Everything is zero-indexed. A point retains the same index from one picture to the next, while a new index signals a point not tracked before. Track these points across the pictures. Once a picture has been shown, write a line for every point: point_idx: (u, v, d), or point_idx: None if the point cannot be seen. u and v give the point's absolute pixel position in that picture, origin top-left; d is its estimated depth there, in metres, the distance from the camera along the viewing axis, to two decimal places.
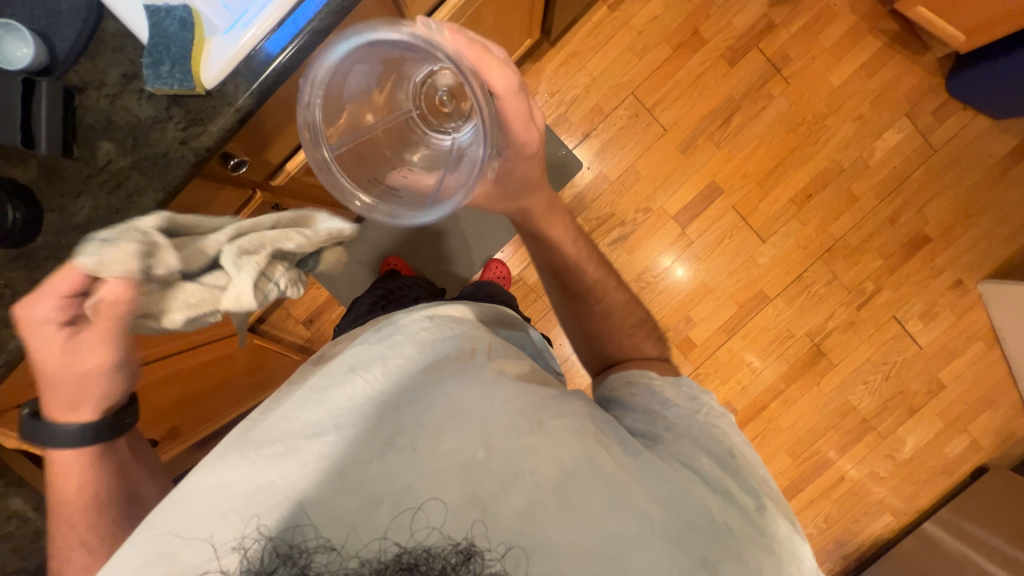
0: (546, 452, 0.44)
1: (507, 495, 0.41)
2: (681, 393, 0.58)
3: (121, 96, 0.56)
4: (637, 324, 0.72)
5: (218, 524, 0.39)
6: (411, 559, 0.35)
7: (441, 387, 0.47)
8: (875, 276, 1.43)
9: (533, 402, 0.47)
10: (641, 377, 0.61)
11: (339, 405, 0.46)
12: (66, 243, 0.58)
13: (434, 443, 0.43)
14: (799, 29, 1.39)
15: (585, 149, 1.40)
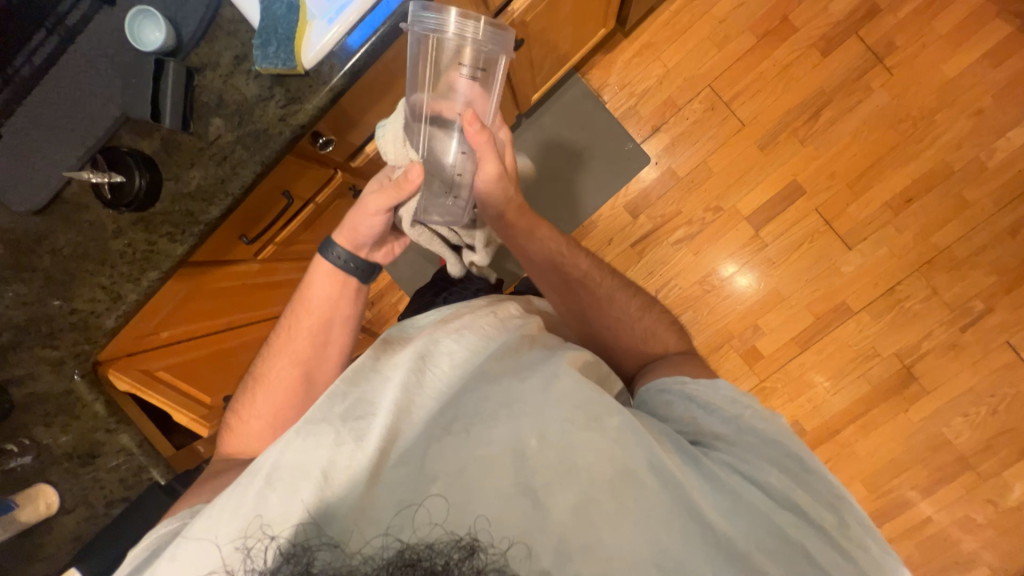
0: (600, 452, 0.43)
1: (554, 488, 0.42)
2: (720, 396, 0.54)
3: (232, 77, 0.62)
4: (643, 305, 0.70)
5: (231, 520, 0.40)
6: (411, 556, 0.35)
7: (502, 382, 0.47)
8: (987, 293, 1.25)
9: (587, 394, 0.46)
10: (673, 386, 0.57)
11: (407, 390, 0.47)
12: (178, 209, 0.64)
13: (487, 430, 0.43)
14: (909, 14, 1.25)
15: (654, 144, 1.34)
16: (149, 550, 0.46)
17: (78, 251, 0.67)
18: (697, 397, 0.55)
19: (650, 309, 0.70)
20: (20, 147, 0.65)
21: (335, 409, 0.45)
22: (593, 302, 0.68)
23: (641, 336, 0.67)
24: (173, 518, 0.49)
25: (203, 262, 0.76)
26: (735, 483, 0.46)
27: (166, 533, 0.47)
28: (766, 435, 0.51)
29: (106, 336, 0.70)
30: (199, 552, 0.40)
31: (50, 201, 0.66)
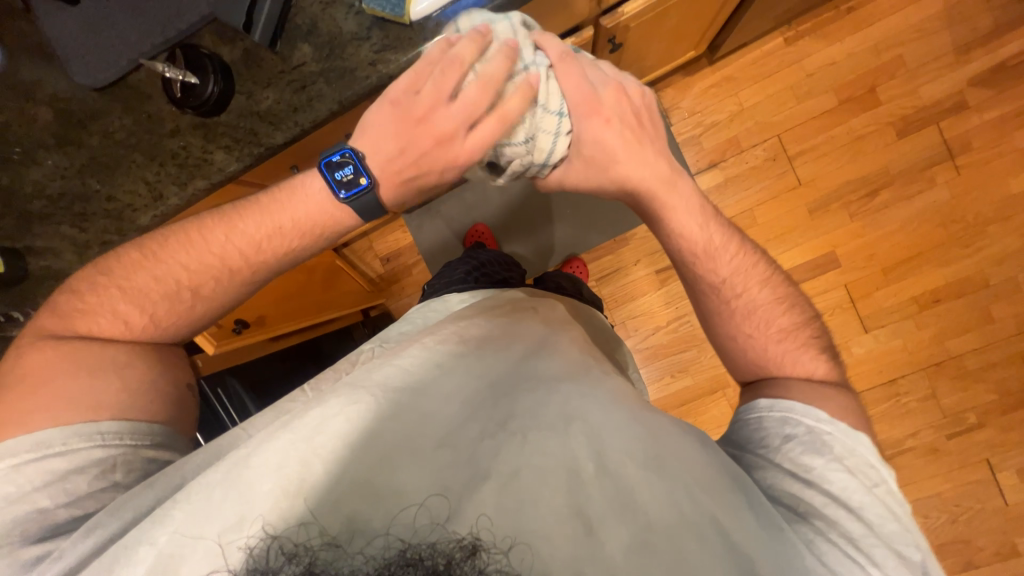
0: (655, 489, 0.41)
1: (608, 519, 0.39)
2: (856, 463, 0.48)
3: (332, 7, 0.59)
4: (791, 321, 0.59)
5: (251, 495, 0.38)
6: (414, 555, 0.32)
7: (559, 393, 0.47)
8: (982, 409, 1.27)
9: (651, 434, 0.46)
10: (797, 423, 0.51)
11: (459, 380, 0.47)
12: (243, 126, 0.63)
13: (542, 438, 0.42)
14: (993, 119, 1.23)
15: (707, 179, 1.33)
16: (60, 477, 0.47)
17: (131, 140, 0.65)
18: (834, 447, 0.48)
19: (800, 331, 0.58)
20: (98, 19, 0.62)
21: (382, 385, 0.45)
22: (718, 309, 0.60)
23: (778, 358, 0.57)
24: (77, 433, 0.49)
25: (249, 183, 0.75)
26: (839, 548, 0.43)
27: (79, 456, 0.48)
28: (897, 516, 0.46)
29: (137, 233, 0.68)
30: (195, 555, 0.36)
31: (114, 82, 0.63)
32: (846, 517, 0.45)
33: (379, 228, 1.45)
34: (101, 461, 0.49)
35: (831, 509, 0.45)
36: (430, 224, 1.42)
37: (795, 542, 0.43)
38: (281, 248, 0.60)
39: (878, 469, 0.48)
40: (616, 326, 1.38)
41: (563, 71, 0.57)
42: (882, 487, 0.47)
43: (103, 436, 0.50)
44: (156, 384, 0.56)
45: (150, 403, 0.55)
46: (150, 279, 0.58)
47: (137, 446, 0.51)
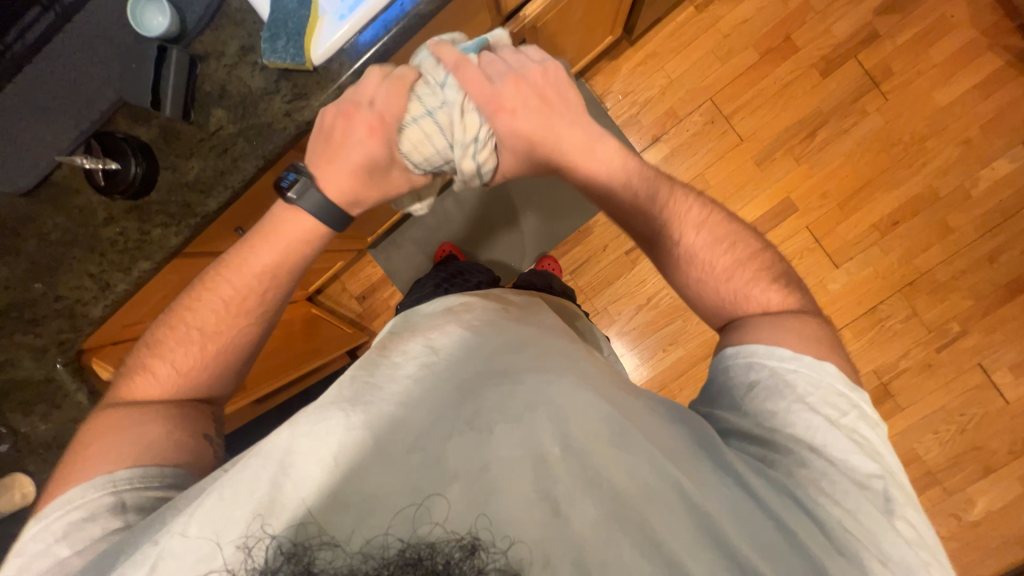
0: (623, 462, 0.42)
1: (576, 499, 0.40)
2: (822, 395, 0.51)
3: (237, 68, 0.61)
4: (743, 258, 0.62)
5: (229, 518, 0.38)
6: (412, 555, 0.35)
7: (526, 380, 0.46)
8: (963, 316, 1.30)
9: (618, 410, 0.46)
10: (761, 364, 0.53)
11: (427, 384, 0.46)
12: (175, 200, 0.63)
13: (510, 430, 0.42)
14: (905, 41, 1.28)
15: (653, 153, 1.35)
16: (77, 523, 0.46)
17: (67, 237, 0.65)
18: (797, 385, 0.51)
19: (745, 264, 0.61)
20: (9, 125, 0.62)
21: (353, 399, 0.44)
22: (670, 263, 0.64)
23: (732, 296, 0.61)
24: (90, 486, 0.49)
25: (197, 252, 0.75)
26: (809, 484, 0.46)
27: (94, 504, 0.48)
28: (862, 445, 0.48)
29: (93, 325, 0.67)
30: (187, 552, 0.38)
31: (38, 183, 0.63)
32: (811, 455, 0.47)
33: (349, 268, 1.45)
34: (111, 506, 0.48)
35: (796, 446, 0.48)
36: (398, 254, 1.42)
37: (761, 491, 0.45)
38: (266, 271, 0.63)
39: (845, 397, 0.51)
40: (600, 313, 1.39)
41: (464, 79, 0.58)
42: (849, 416, 0.50)
43: (115, 483, 0.49)
44: (166, 430, 0.54)
45: (154, 448, 0.52)
46: (160, 360, 0.60)
47: (146, 488, 0.49)
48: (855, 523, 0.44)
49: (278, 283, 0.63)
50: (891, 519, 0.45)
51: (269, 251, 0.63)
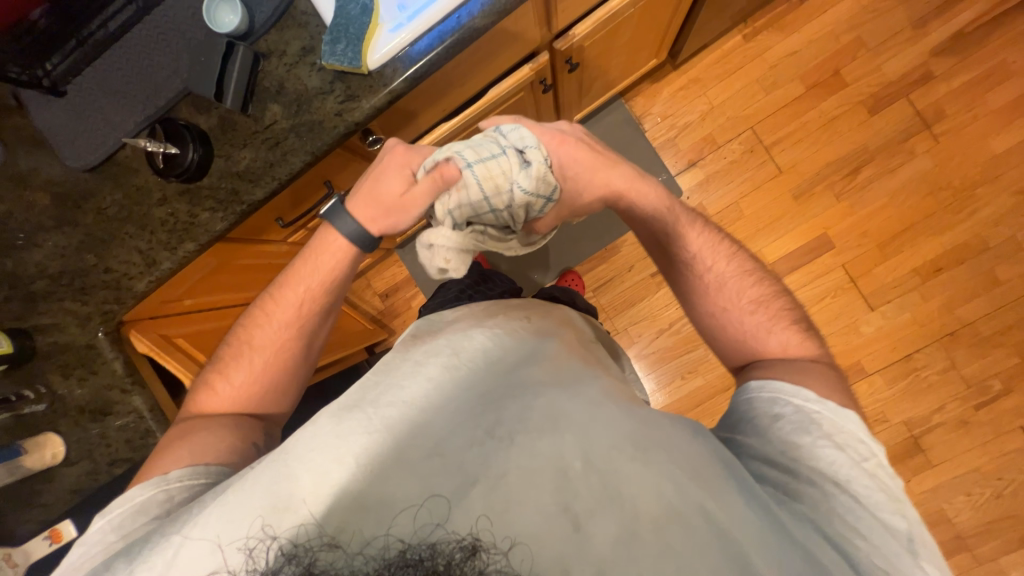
0: (645, 480, 0.41)
1: (596, 513, 0.39)
2: (846, 434, 0.49)
3: (296, 67, 0.64)
4: (762, 297, 0.62)
5: (247, 513, 0.39)
6: (412, 557, 0.32)
7: (546, 394, 0.46)
8: (1006, 374, 1.23)
9: (637, 427, 0.45)
10: (788, 399, 0.51)
11: (447, 389, 0.46)
12: (224, 186, 0.66)
13: (530, 443, 0.41)
14: (962, 84, 1.24)
15: (688, 178, 1.34)
16: (129, 517, 0.49)
17: (122, 213, 0.69)
18: (823, 424, 0.49)
19: (772, 302, 0.61)
20: (85, 107, 0.67)
21: (374, 403, 0.45)
22: (694, 294, 0.64)
23: (753, 331, 0.60)
24: (146, 484, 0.51)
25: (239, 238, 0.79)
26: (834, 517, 0.44)
27: (145, 499, 0.50)
28: (887, 489, 0.46)
29: (135, 299, 0.71)
30: (205, 542, 0.39)
31: (102, 161, 0.67)
32: (836, 491, 0.45)
33: (375, 266, 1.48)
34: (161, 503, 0.50)
35: (824, 484, 0.46)
36: None
37: (786, 522, 0.43)
38: (315, 295, 0.65)
39: (868, 444, 0.49)
40: (620, 333, 1.38)
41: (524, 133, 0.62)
42: (869, 463, 0.47)
43: (167, 481, 0.51)
44: (218, 437, 0.57)
45: (204, 448, 0.55)
46: (214, 374, 0.63)
47: (192, 486, 0.52)
48: (885, 561, 0.43)
49: (326, 304, 0.65)
50: (919, 562, 0.43)
51: (314, 278, 0.65)
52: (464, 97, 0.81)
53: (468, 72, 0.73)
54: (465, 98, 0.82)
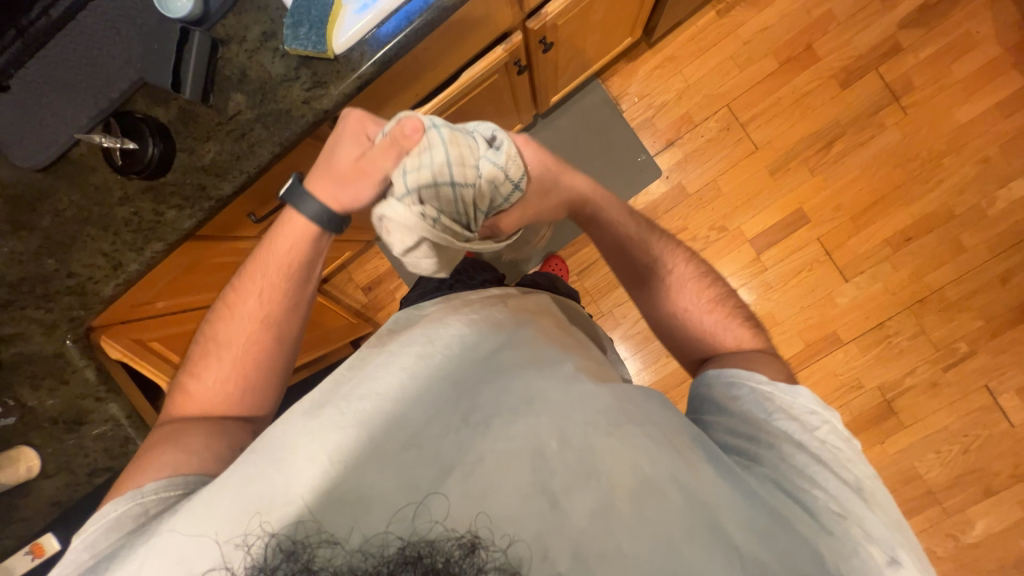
0: (620, 454, 0.42)
1: (574, 489, 0.39)
2: (800, 404, 0.50)
3: (258, 53, 0.61)
4: (716, 298, 0.66)
5: (222, 517, 0.38)
6: (413, 552, 0.32)
7: (521, 377, 0.46)
8: (972, 337, 1.29)
9: (611, 404, 0.45)
10: (746, 380, 0.53)
11: (423, 379, 0.45)
12: (190, 182, 0.63)
13: (506, 426, 0.42)
14: (929, 55, 1.27)
15: (666, 158, 1.35)
16: (104, 533, 0.47)
17: (81, 214, 0.65)
18: (776, 398, 0.51)
19: (724, 302, 0.66)
20: (32, 103, 0.63)
21: (347, 396, 0.44)
22: (657, 299, 0.68)
23: (711, 329, 0.64)
24: (121, 499, 0.49)
25: (210, 235, 0.76)
26: (788, 474, 0.46)
27: (120, 514, 0.48)
28: (835, 450, 0.48)
29: (103, 304, 0.68)
30: (180, 548, 0.38)
31: (55, 160, 0.64)
32: (790, 450, 0.48)
33: (356, 259, 1.45)
34: (136, 516, 0.47)
35: (781, 444, 0.48)
36: None
37: (749, 484, 0.45)
38: (279, 282, 0.63)
39: (820, 413, 0.50)
40: (605, 315, 1.39)
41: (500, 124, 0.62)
42: (819, 430, 0.49)
43: (143, 494, 0.49)
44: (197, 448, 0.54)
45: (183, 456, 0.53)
46: (191, 371, 0.62)
47: (169, 497, 0.49)
48: (840, 506, 0.44)
49: (291, 290, 0.63)
50: (871, 505, 0.45)
51: (272, 265, 0.63)
52: (437, 82, 0.79)
53: (439, 55, 0.71)
54: (438, 83, 0.80)
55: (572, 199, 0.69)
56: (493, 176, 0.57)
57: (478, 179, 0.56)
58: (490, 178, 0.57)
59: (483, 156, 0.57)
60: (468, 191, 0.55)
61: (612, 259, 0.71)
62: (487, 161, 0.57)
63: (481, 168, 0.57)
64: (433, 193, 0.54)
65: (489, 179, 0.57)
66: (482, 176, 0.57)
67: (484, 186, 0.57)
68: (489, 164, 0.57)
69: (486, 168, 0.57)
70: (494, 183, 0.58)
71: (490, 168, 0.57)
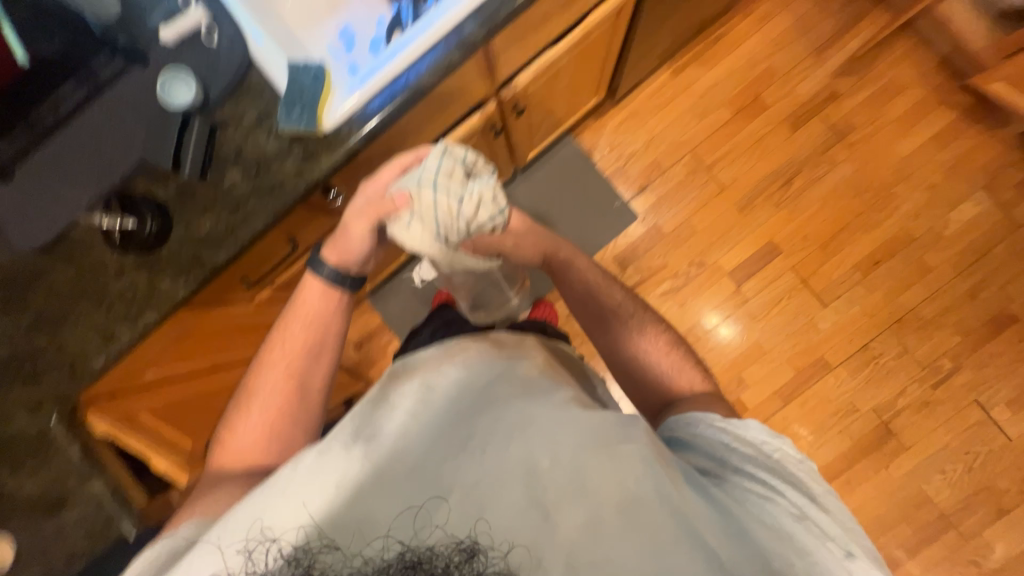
0: (610, 471, 0.42)
1: (565, 504, 0.40)
2: (753, 438, 0.53)
3: (253, 133, 0.66)
4: (669, 345, 0.71)
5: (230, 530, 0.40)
6: (412, 557, 0.36)
7: (515, 405, 0.47)
8: (953, 353, 1.32)
9: (603, 424, 0.46)
10: (703, 422, 0.55)
11: (424, 412, 0.47)
12: (185, 252, 0.66)
13: (501, 449, 0.43)
14: (865, 98, 1.40)
15: (640, 202, 1.43)
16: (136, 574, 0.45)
17: (76, 290, 0.67)
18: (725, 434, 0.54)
19: (677, 348, 0.71)
20: (32, 187, 0.66)
21: (352, 429, 0.45)
22: (619, 345, 0.72)
23: (667, 372, 0.68)
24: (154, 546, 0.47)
25: (203, 303, 0.78)
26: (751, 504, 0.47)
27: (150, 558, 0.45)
28: (785, 473, 0.50)
29: (91, 377, 0.68)
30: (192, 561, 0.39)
31: (53, 241, 0.66)
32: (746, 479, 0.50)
33: None
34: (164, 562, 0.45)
35: (741, 468, 0.51)
36: (396, 301, 1.45)
37: (721, 501, 0.47)
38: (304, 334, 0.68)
39: (770, 443, 0.53)
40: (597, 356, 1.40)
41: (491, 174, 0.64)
42: (772, 456, 0.51)
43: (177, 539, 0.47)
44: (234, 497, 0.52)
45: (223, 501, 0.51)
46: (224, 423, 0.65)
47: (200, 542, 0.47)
48: (801, 513, 0.47)
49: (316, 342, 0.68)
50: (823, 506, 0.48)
51: (299, 318, 0.69)
52: None
53: (421, 125, 0.78)
54: None
55: (546, 247, 0.74)
56: (466, 228, 0.63)
57: (452, 231, 0.62)
58: (465, 230, 0.63)
59: (461, 210, 0.61)
60: (450, 201, 0.61)
61: (577, 308, 0.76)
62: (464, 215, 0.62)
63: (456, 222, 0.62)
64: (417, 199, 0.61)
65: (463, 231, 0.63)
66: (456, 229, 0.62)
67: (458, 236, 0.63)
68: (466, 217, 0.62)
69: (461, 223, 0.62)
70: (466, 234, 0.63)
71: (464, 221, 0.62)
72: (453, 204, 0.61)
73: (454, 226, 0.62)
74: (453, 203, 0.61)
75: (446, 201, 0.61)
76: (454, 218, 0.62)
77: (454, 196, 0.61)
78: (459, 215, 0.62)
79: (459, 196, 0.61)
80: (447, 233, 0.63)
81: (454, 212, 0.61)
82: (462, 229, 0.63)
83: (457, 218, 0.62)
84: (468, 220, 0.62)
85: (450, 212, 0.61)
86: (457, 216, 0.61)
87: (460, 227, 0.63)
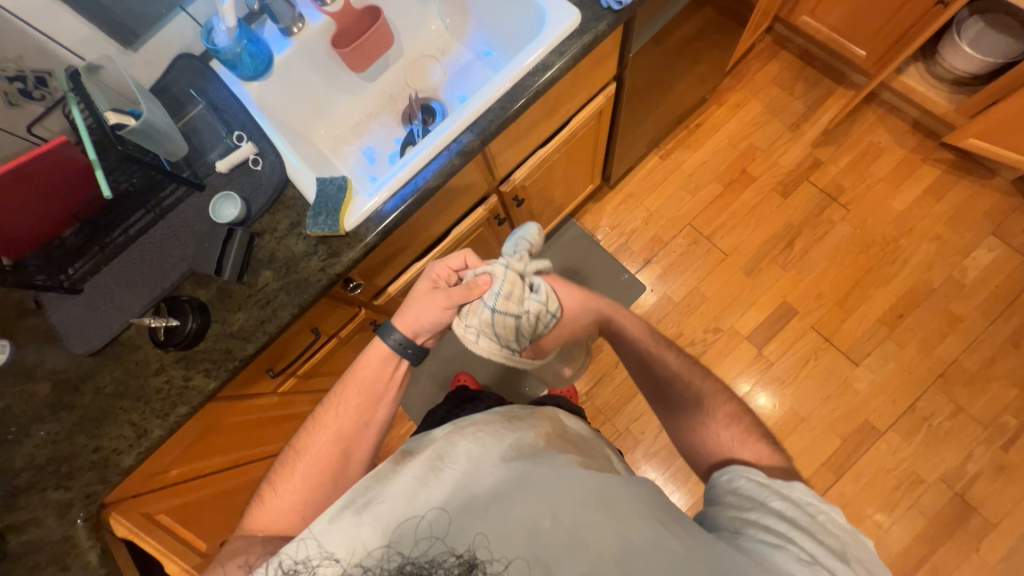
0: (607, 529, 0.44)
1: (563, 560, 0.43)
2: (797, 499, 0.50)
3: (285, 238, 0.76)
4: (732, 414, 0.64)
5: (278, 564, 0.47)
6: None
7: (519, 465, 0.49)
8: (1014, 408, 1.21)
9: (602, 484, 0.48)
10: (742, 476, 0.55)
11: (431, 477, 0.49)
12: (219, 346, 0.72)
13: (504, 511, 0.45)
14: (848, 163, 1.49)
15: (648, 274, 1.47)
16: None
17: (119, 389, 0.73)
18: (759, 488, 0.52)
19: (741, 420, 0.63)
20: (98, 299, 0.75)
21: (364, 500, 0.48)
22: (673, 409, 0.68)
23: (728, 445, 0.61)
24: None
25: (230, 395, 0.82)
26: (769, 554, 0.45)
27: None
28: (824, 538, 0.47)
29: (121, 474, 0.70)
30: None
31: (105, 344, 0.74)
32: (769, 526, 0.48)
33: None
34: None
35: (765, 518, 0.49)
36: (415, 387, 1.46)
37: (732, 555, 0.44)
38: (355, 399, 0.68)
39: (817, 507, 0.50)
40: (623, 433, 1.34)
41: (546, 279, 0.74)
42: (812, 518, 0.49)
43: None
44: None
45: None
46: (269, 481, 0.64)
47: None
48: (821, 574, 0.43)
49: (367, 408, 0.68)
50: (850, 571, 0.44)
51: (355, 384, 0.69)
52: (431, 239, 0.94)
53: (431, 220, 0.87)
54: (433, 240, 0.95)
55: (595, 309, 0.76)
56: (524, 337, 0.72)
57: (513, 340, 0.71)
58: (523, 338, 0.72)
59: (521, 324, 0.70)
60: (509, 318, 0.69)
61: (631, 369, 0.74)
62: (524, 329, 0.70)
63: (517, 333, 0.71)
64: (483, 314, 0.69)
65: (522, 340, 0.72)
66: (517, 340, 0.72)
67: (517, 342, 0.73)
68: (525, 330, 0.71)
69: (521, 335, 0.71)
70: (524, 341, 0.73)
71: (523, 333, 0.71)
72: (515, 320, 0.70)
73: (514, 337, 0.71)
74: (515, 319, 0.70)
75: (509, 318, 0.69)
76: (516, 333, 0.71)
77: (515, 314, 0.70)
78: (519, 329, 0.70)
79: (521, 312, 0.70)
80: (508, 342, 0.71)
81: (516, 326, 0.70)
82: (522, 338, 0.72)
83: (518, 330, 0.71)
84: (526, 331, 0.71)
85: (512, 327, 0.70)
86: (518, 330, 0.70)
87: (519, 337, 0.71)
